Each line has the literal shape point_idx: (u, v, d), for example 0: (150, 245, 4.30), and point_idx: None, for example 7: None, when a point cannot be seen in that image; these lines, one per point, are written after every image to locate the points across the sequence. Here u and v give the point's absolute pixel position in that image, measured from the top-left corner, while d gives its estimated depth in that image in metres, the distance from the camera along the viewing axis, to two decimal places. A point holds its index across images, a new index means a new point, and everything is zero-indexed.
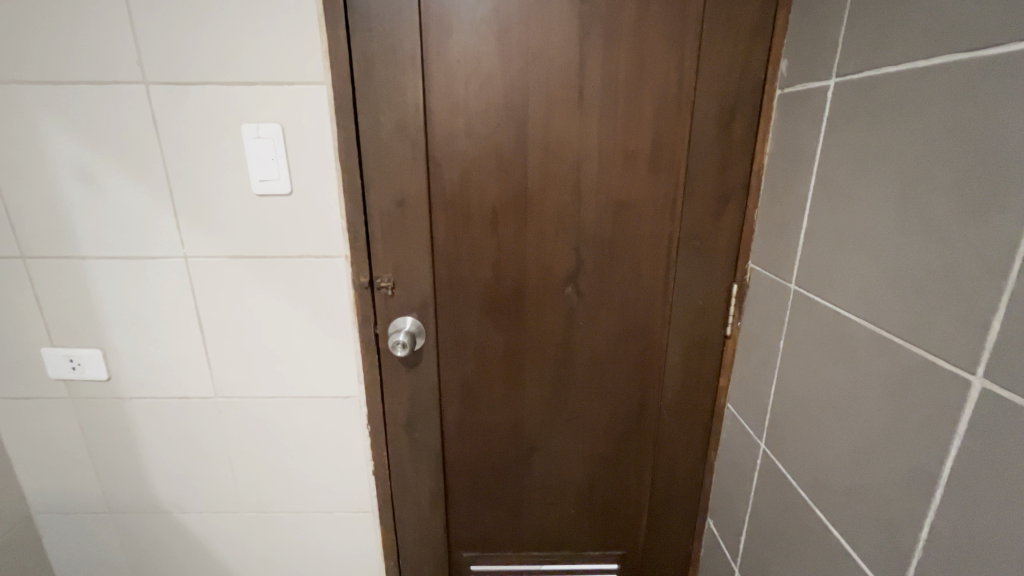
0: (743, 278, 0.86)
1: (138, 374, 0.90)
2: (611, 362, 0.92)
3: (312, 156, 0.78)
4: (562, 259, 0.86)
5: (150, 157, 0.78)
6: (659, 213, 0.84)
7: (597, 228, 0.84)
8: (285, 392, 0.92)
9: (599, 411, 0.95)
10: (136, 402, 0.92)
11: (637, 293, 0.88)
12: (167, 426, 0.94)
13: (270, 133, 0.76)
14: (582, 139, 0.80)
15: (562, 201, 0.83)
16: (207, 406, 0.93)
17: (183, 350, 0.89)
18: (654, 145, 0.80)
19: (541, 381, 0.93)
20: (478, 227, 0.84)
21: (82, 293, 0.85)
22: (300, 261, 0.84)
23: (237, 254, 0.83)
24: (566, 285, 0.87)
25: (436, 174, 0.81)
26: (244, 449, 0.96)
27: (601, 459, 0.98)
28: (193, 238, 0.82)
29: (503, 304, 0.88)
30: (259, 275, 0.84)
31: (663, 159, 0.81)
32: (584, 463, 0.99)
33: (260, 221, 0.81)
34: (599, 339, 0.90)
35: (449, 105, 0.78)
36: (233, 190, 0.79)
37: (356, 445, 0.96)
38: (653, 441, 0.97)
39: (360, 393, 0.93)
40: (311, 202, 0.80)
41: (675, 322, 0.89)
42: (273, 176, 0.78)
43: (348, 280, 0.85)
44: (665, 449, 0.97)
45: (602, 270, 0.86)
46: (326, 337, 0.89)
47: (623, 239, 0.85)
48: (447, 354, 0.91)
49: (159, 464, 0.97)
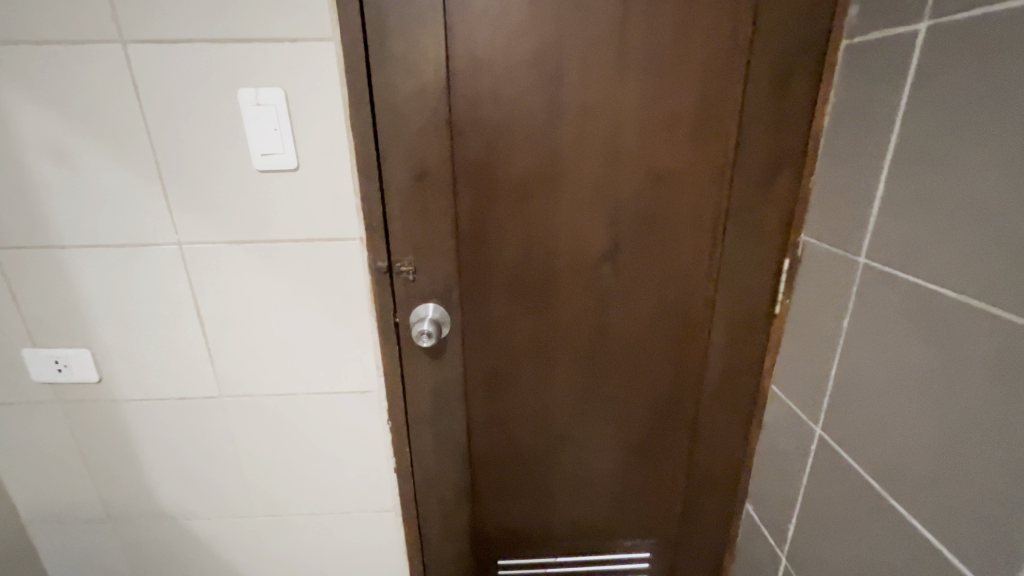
0: (795, 252, 0.79)
1: (132, 374, 0.82)
2: (647, 345, 0.85)
3: (320, 125, 0.69)
4: (598, 235, 0.78)
5: (133, 130, 0.68)
6: (705, 184, 0.76)
7: (636, 202, 0.77)
8: (297, 387, 0.85)
9: (635, 399, 0.89)
10: (133, 405, 0.84)
11: (678, 272, 0.81)
12: (169, 429, 0.86)
13: (271, 99, 0.66)
14: (623, 102, 0.72)
15: (598, 172, 0.75)
16: (210, 406, 0.85)
17: (181, 347, 0.80)
18: (699, 106, 0.72)
19: (574, 370, 0.87)
20: (506, 202, 0.76)
21: (65, 288, 0.76)
22: (310, 246, 0.75)
23: (237, 239, 0.74)
24: (601, 264, 0.80)
25: (460, 144, 0.73)
26: (256, 451, 0.89)
27: (635, 446, 0.93)
28: (186, 223, 0.73)
29: (533, 288, 0.81)
30: (263, 261, 0.76)
31: (709, 123, 0.73)
32: (618, 451, 0.93)
33: (263, 201, 0.72)
34: (635, 322, 0.84)
35: (472, 65, 0.69)
36: (230, 166, 0.70)
37: (376, 441, 0.89)
38: (691, 425, 0.91)
39: (380, 386, 0.85)
40: (319, 178, 0.71)
41: (719, 302, 0.83)
42: (274, 149, 0.69)
43: (364, 266, 0.77)
44: (704, 433, 0.92)
45: (641, 247, 0.79)
46: (340, 328, 0.81)
47: (664, 213, 0.77)
48: (473, 342, 0.84)
49: (161, 470, 0.89)
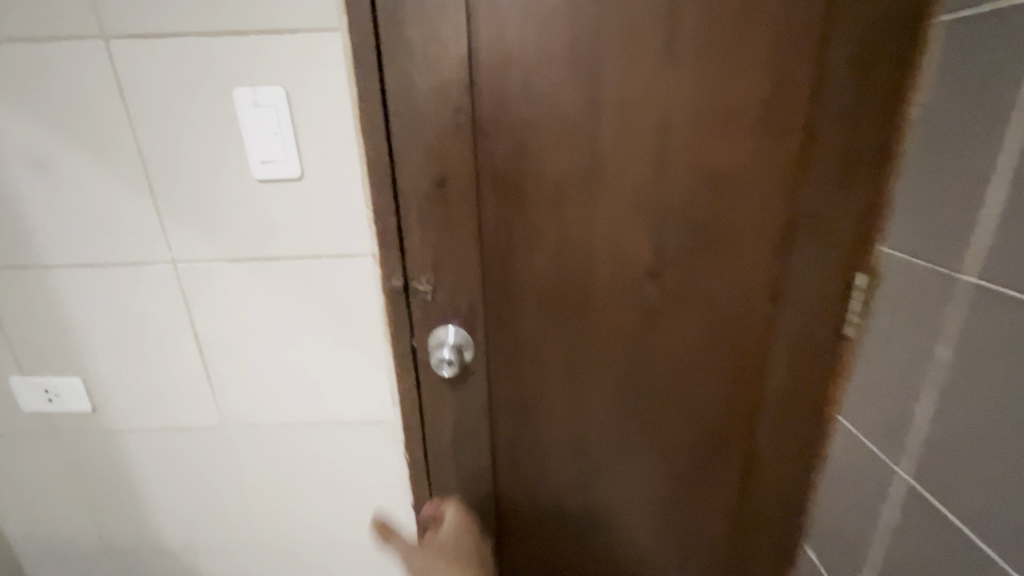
0: (871, 265, 0.69)
1: (128, 403, 0.75)
2: (696, 369, 0.76)
3: (327, 128, 0.61)
4: (642, 247, 0.69)
5: (120, 137, 0.61)
6: (768, 188, 0.66)
7: (686, 209, 0.67)
8: (305, 417, 0.77)
9: (681, 429, 0.80)
10: (130, 435, 0.77)
11: (734, 288, 0.71)
12: (169, 461, 0.79)
13: (270, 98, 0.58)
14: (675, 96, 0.62)
15: (643, 176, 0.66)
16: (212, 437, 0.78)
17: (180, 374, 0.73)
18: (761, 98, 0.62)
19: (613, 396, 0.77)
20: (538, 212, 0.67)
21: (54, 312, 0.69)
22: (318, 263, 0.67)
23: (237, 256, 0.66)
24: (645, 279, 0.70)
25: (485, 146, 0.64)
26: (262, 484, 0.82)
27: (680, 480, 0.83)
28: (180, 239, 0.65)
29: (567, 307, 0.72)
30: (266, 280, 0.68)
31: (773, 118, 0.63)
32: (660, 486, 0.84)
33: (264, 214, 0.64)
34: (683, 344, 0.74)
35: (499, 55, 0.60)
36: (227, 175, 0.62)
37: (392, 473, 0.81)
38: (744, 457, 0.81)
39: (396, 415, 0.77)
40: (326, 187, 0.63)
41: (779, 321, 0.72)
42: (275, 156, 0.61)
43: (377, 284, 0.69)
44: (758, 467, 0.82)
45: (691, 261, 0.70)
46: (352, 353, 0.73)
47: (719, 221, 0.68)
48: (500, 366, 0.75)
49: (161, 505, 0.82)
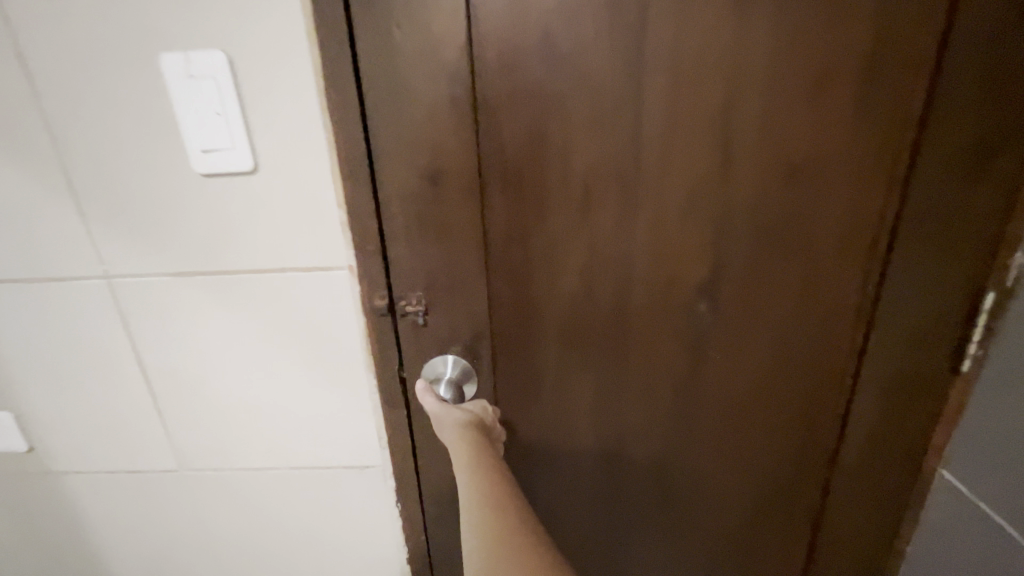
0: (1000, 282, 0.53)
1: (70, 444, 0.63)
2: (759, 410, 0.61)
3: (284, 106, 0.47)
4: (694, 260, 0.54)
5: (27, 121, 0.48)
6: (865, 183, 0.50)
7: (755, 213, 0.52)
8: (277, 460, 0.64)
9: (737, 481, 0.65)
10: (76, 479, 0.65)
11: (812, 312, 0.55)
12: (124, 508, 0.67)
13: (209, 69, 0.45)
14: (747, 61, 0.46)
15: (701, 170, 0.50)
16: (170, 482, 0.65)
17: (127, 411, 0.61)
18: (867, 64, 0.46)
19: (653, 439, 0.63)
20: (562, 216, 0.53)
21: None
22: (282, 279, 0.54)
23: (183, 271, 0.54)
24: (697, 301, 0.56)
25: (491, 130, 0.49)
26: (233, 534, 0.69)
27: (734, 539, 0.69)
28: (113, 250, 0.53)
29: (597, 333, 0.58)
30: (221, 300, 0.55)
31: (882, 91, 0.47)
32: (709, 544, 0.69)
33: (211, 218, 0.51)
34: (743, 381, 0.59)
35: (509, 7, 0.45)
36: (163, 169, 0.49)
37: (383, 525, 0.68)
38: (813, 514, 0.66)
39: (385, 460, 0.64)
40: (287, 184, 0.49)
41: (871, 353, 0.57)
42: (220, 144, 0.47)
43: (356, 305, 0.55)
44: (830, 524, 0.67)
45: (758, 278, 0.54)
46: (329, 387, 0.59)
47: (797, 227, 0.52)
48: (512, 401, 0.62)
49: (119, 556, 0.71)
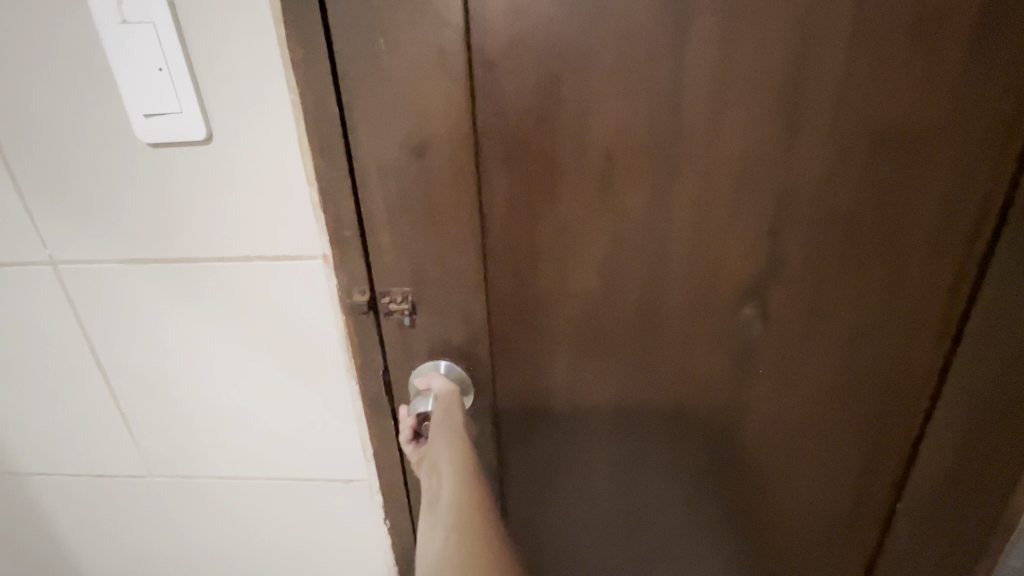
0: None
1: (32, 445, 0.57)
2: (814, 426, 0.53)
3: (240, 60, 0.38)
4: (741, 257, 0.46)
5: None
6: (959, 165, 0.42)
7: (823, 200, 0.44)
8: (254, 470, 0.57)
9: (779, 505, 0.58)
10: (40, 482, 0.60)
11: (884, 316, 0.48)
12: (94, 514, 0.62)
13: (146, 13, 0.37)
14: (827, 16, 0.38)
15: (761, 151, 0.42)
16: (141, 489, 0.60)
17: (89, 411, 0.55)
18: (979, 24, 0.38)
19: (685, 462, 0.56)
20: (579, 201, 0.44)
21: None
22: (248, 269, 0.46)
23: (138, 258, 0.47)
24: (741, 305, 0.48)
25: (490, 93, 0.41)
26: (210, 545, 0.64)
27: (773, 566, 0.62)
28: (58, 232, 0.46)
29: (619, 340, 0.50)
30: (184, 293, 0.48)
31: (996, 56, 0.39)
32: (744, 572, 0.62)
33: (165, 196, 0.44)
34: (797, 394, 0.52)
35: None
36: (107, 137, 0.42)
37: (371, 541, 0.62)
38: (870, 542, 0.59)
39: (372, 473, 0.57)
40: (249, 157, 0.42)
41: (954, 364, 0.49)
42: (166, 106, 0.39)
43: (334, 301, 0.47)
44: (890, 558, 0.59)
45: (823, 277, 0.47)
46: (308, 391, 0.52)
47: (873, 218, 0.44)
48: (515, 414, 0.54)
49: (91, 563, 0.66)
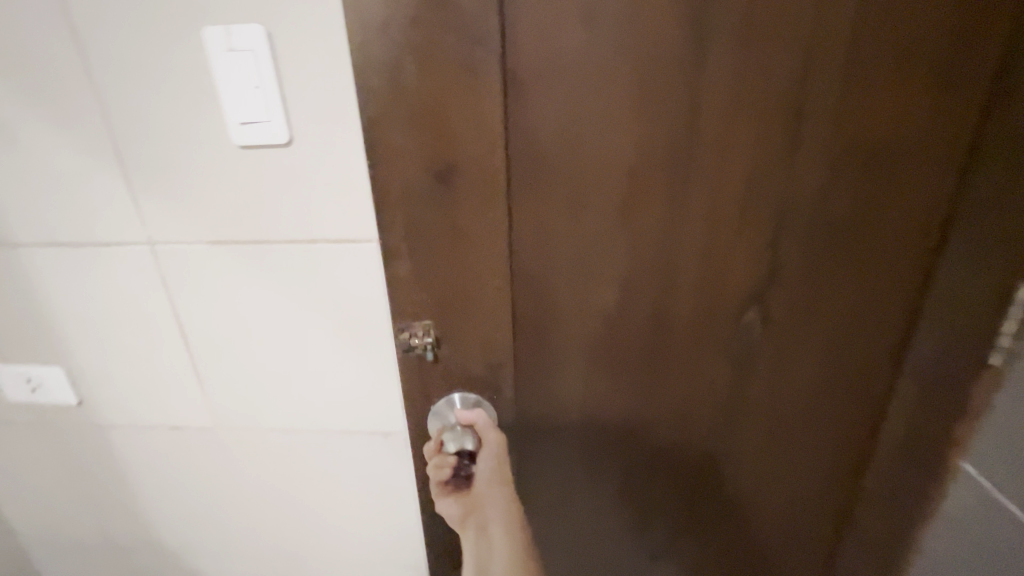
0: None
1: (115, 400, 0.67)
2: (800, 406, 0.63)
3: (319, 80, 0.48)
4: (741, 264, 0.55)
5: (79, 90, 0.50)
6: (920, 184, 0.51)
7: (809, 212, 0.53)
8: (305, 424, 0.67)
9: (774, 481, 0.67)
10: (119, 433, 0.70)
11: (858, 311, 0.57)
12: (163, 462, 0.72)
13: (248, 43, 0.46)
14: (812, 66, 0.47)
15: (760, 177, 0.51)
16: (206, 439, 0.70)
17: (169, 370, 0.65)
18: (937, 76, 0.47)
19: (689, 442, 0.66)
20: (602, 215, 0.53)
21: (25, 297, 0.61)
22: (313, 250, 0.56)
23: (221, 240, 0.56)
24: (745, 309, 0.58)
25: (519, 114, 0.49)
26: (261, 491, 0.74)
27: (767, 530, 0.71)
28: (157, 217, 0.55)
29: (632, 331, 0.59)
30: (258, 269, 0.58)
31: (947, 98, 0.48)
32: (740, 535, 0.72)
33: (249, 189, 0.53)
34: (787, 378, 0.61)
35: None
36: (206, 139, 0.51)
37: (402, 489, 0.72)
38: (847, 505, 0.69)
39: (406, 428, 0.67)
40: (320, 158, 0.51)
41: (917, 351, 0.59)
42: (259, 116, 0.49)
43: (382, 278, 0.57)
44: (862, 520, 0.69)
45: (810, 278, 0.56)
46: (356, 356, 0.62)
47: (851, 228, 0.53)
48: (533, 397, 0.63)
49: (157, 505, 0.76)
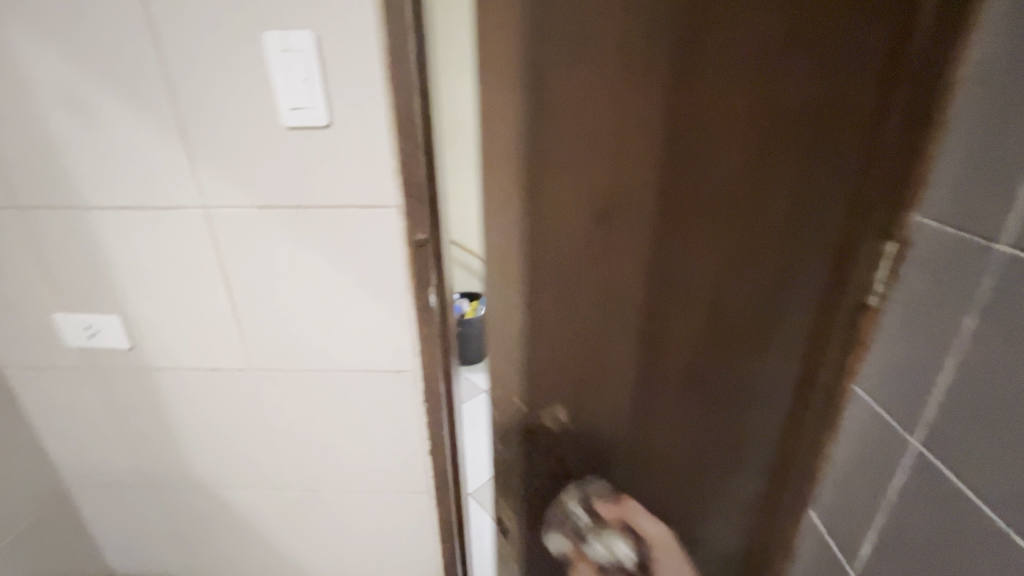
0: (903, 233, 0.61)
1: (165, 344, 0.78)
2: (705, 324, 0.73)
3: (356, 74, 0.60)
4: (659, 201, 0.66)
5: (154, 79, 0.61)
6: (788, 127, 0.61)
7: (699, 148, 0.64)
8: (330, 364, 0.80)
9: (693, 402, 0.79)
10: (165, 374, 0.81)
11: (746, 239, 0.67)
12: (202, 401, 0.84)
13: (301, 44, 0.58)
14: (699, 39, 0.59)
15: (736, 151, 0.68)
16: (242, 379, 0.81)
17: (213, 318, 0.76)
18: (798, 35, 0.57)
19: (645, 367, 0.77)
20: (640, 188, 0.66)
21: (93, 254, 0.72)
22: (344, 214, 0.68)
23: (266, 205, 0.68)
24: (669, 244, 0.69)
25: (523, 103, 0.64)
26: (287, 425, 0.86)
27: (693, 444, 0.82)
28: (212, 185, 0.67)
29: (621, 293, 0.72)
30: (295, 230, 0.69)
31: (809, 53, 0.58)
32: (676, 449, 0.82)
33: (293, 162, 0.65)
34: (694, 299, 0.72)
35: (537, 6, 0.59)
36: (258, 120, 0.63)
37: (411, 421, 0.85)
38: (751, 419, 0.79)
39: (416, 366, 0.80)
40: (354, 138, 0.63)
41: (792, 276, 0.69)
42: (306, 103, 0.61)
43: (401, 238, 0.70)
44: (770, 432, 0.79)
45: (706, 209, 0.66)
46: (376, 304, 0.75)
47: (738, 166, 0.64)
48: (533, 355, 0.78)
49: (194, 440, 0.88)
